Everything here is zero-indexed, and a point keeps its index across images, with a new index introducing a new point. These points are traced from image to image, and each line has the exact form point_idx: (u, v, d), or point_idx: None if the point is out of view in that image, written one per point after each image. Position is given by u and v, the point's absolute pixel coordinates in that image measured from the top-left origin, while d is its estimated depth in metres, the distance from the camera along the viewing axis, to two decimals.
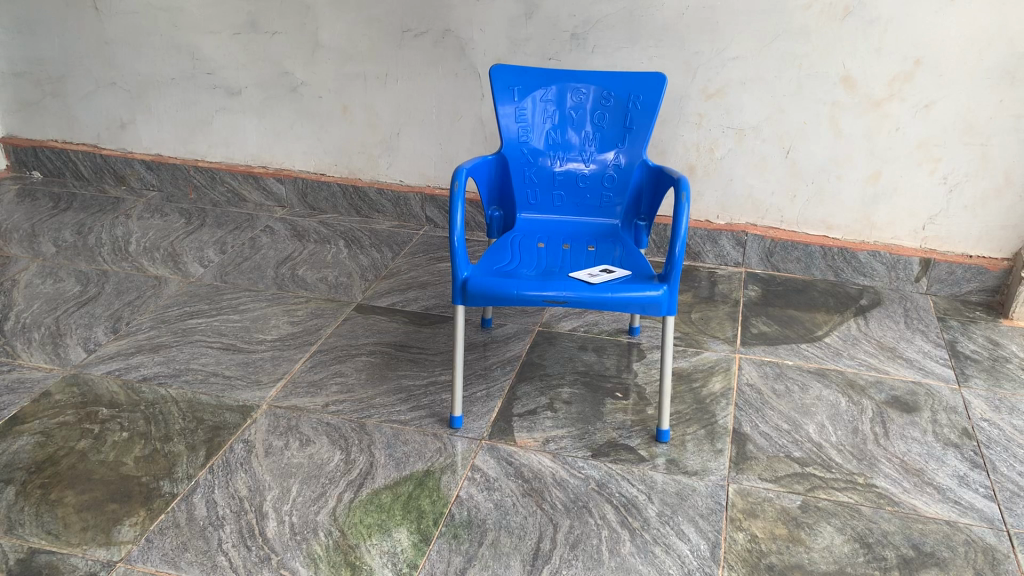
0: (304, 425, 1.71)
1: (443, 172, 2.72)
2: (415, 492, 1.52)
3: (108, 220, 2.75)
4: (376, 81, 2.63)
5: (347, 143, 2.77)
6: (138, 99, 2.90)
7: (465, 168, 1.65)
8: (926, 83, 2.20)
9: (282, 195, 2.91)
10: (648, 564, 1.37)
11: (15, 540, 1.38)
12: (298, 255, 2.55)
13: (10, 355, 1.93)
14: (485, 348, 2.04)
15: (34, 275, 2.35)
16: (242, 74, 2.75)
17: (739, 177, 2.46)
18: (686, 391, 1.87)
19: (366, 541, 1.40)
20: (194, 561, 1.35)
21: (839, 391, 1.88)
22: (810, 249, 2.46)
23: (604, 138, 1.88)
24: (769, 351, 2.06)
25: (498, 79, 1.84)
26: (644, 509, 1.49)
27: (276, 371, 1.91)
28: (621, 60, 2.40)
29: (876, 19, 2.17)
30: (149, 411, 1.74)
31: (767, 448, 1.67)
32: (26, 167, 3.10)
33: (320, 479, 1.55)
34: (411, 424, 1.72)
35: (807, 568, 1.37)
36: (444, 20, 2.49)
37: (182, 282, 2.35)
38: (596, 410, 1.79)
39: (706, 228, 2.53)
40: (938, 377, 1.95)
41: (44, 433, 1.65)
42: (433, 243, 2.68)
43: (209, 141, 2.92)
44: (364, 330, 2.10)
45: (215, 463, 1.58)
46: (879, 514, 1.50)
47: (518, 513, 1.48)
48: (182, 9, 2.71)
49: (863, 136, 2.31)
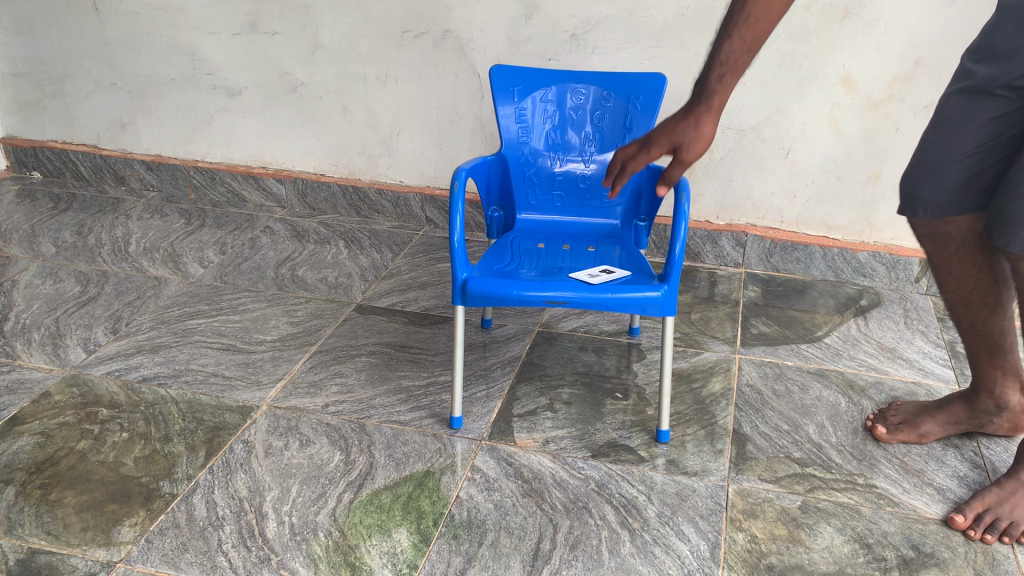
0: (304, 425, 1.71)
1: (442, 173, 2.72)
2: (416, 492, 1.52)
3: (107, 220, 2.76)
4: (377, 81, 2.63)
5: (347, 142, 2.77)
6: (138, 99, 2.90)
7: (465, 168, 1.65)
8: (926, 84, 2.20)
9: (282, 195, 2.91)
10: (648, 564, 1.37)
11: (15, 540, 1.38)
12: (298, 255, 2.55)
13: (10, 355, 1.93)
14: (486, 348, 2.04)
15: (34, 275, 2.35)
16: (243, 75, 2.75)
17: (739, 177, 2.46)
18: (686, 391, 1.87)
19: (366, 542, 1.40)
20: (194, 561, 1.35)
21: (839, 391, 1.88)
22: (811, 249, 2.47)
23: (604, 138, 1.88)
24: (769, 351, 2.06)
25: (497, 80, 1.84)
26: (643, 509, 1.49)
27: (277, 371, 1.91)
28: (620, 60, 2.40)
29: (875, 20, 2.17)
30: (149, 411, 1.74)
31: (767, 448, 1.67)
32: (26, 167, 3.11)
33: (320, 479, 1.55)
34: (411, 424, 1.72)
35: (807, 568, 1.37)
36: (444, 20, 2.49)
37: (182, 282, 2.35)
38: (596, 410, 1.79)
39: (706, 228, 2.53)
40: (937, 377, 1.95)
41: (43, 433, 1.65)
42: (433, 243, 2.68)
43: (208, 141, 2.92)
44: (363, 330, 2.11)
45: (215, 463, 1.58)
46: (880, 514, 1.50)
47: (518, 512, 1.48)
48: (182, 9, 2.70)
49: (862, 136, 2.31)
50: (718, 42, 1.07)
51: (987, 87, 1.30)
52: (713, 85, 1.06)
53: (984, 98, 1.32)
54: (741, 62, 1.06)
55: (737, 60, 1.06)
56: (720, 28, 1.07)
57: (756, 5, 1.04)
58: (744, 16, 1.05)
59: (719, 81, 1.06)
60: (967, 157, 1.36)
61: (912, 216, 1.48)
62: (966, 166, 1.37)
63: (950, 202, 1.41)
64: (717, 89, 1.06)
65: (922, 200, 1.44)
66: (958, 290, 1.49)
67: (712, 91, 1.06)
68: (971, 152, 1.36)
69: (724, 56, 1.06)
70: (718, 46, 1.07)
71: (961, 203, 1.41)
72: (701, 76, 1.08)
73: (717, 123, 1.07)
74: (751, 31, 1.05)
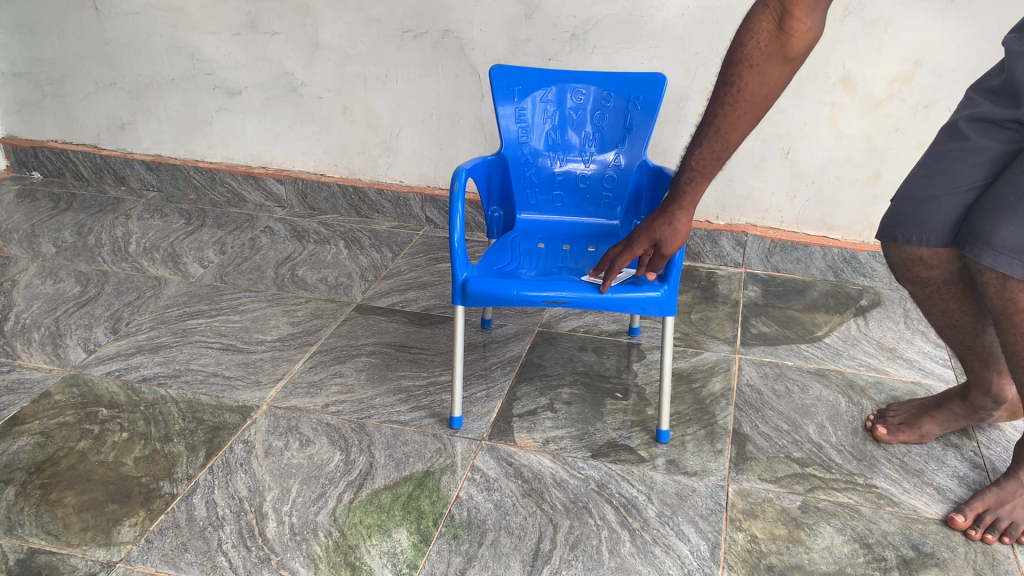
0: (304, 425, 1.71)
1: (442, 172, 2.72)
2: (416, 492, 1.52)
3: (107, 220, 2.76)
4: (377, 81, 2.63)
5: (346, 142, 2.77)
6: (138, 99, 2.90)
7: (465, 168, 1.64)
8: (926, 84, 2.20)
9: (282, 195, 2.91)
10: (648, 564, 1.37)
11: (15, 540, 1.38)
12: (298, 255, 2.55)
13: (10, 355, 1.93)
14: (486, 348, 2.04)
15: (34, 275, 2.35)
16: (243, 74, 2.75)
17: (739, 177, 2.46)
18: (686, 391, 1.87)
19: (366, 542, 1.40)
20: (194, 561, 1.35)
21: (839, 391, 1.88)
22: (811, 249, 2.47)
23: (604, 138, 1.88)
24: (769, 351, 2.06)
25: (497, 80, 1.83)
26: (643, 509, 1.49)
27: (277, 372, 1.91)
28: (620, 60, 2.41)
29: (876, 19, 2.16)
30: (149, 411, 1.74)
31: (767, 448, 1.67)
32: (26, 167, 3.11)
33: (320, 479, 1.55)
34: (411, 424, 1.72)
35: (807, 568, 1.37)
36: (444, 20, 2.48)
37: (182, 282, 2.35)
38: (596, 410, 1.79)
39: (706, 228, 2.53)
40: (937, 377, 1.95)
41: (43, 433, 1.65)
42: (433, 243, 2.68)
43: (208, 141, 2.92)
44: (364, 330, 2.10)
45: (215, 463, 1.58)
46: (880, 514, 1.50)
47: (518, 512, 1.48)
48: (182, 9, 2.70)
49: (862, 136, 2.31)
50: (691, 149, 1.28)
51: (997, 118, 1.24)
52: (682, 189, 1.29)
53: (994, 130, 1.26)
54: (709, 167, 1.27)
55: (706, 166, 1.27)
56: (694, 135, 1.28)
57: (723, 121, 1.23)
58: (713, 128, 1.24)
59: (690, 183, 1.29)
60: (969, 190, 1.30)
61: (894, 241, 1.41)
62: (965, 200, 1.31)
63: (941, 234, 1.35)
64: (688, 190, 1.29)
65: (913, 228, 1.37)
66: (945, 318, 1.49)
67: (683, 194, 1.29)
68: (971, 185, 1.30)
69: (693, 163, 1.28)
70: (689, 152, 1.28)
71: (952, 236, 1.34)
72: (675, 179, 1.30)
73: (689, 220, 1.32)
74: (717, 141, 1.25)
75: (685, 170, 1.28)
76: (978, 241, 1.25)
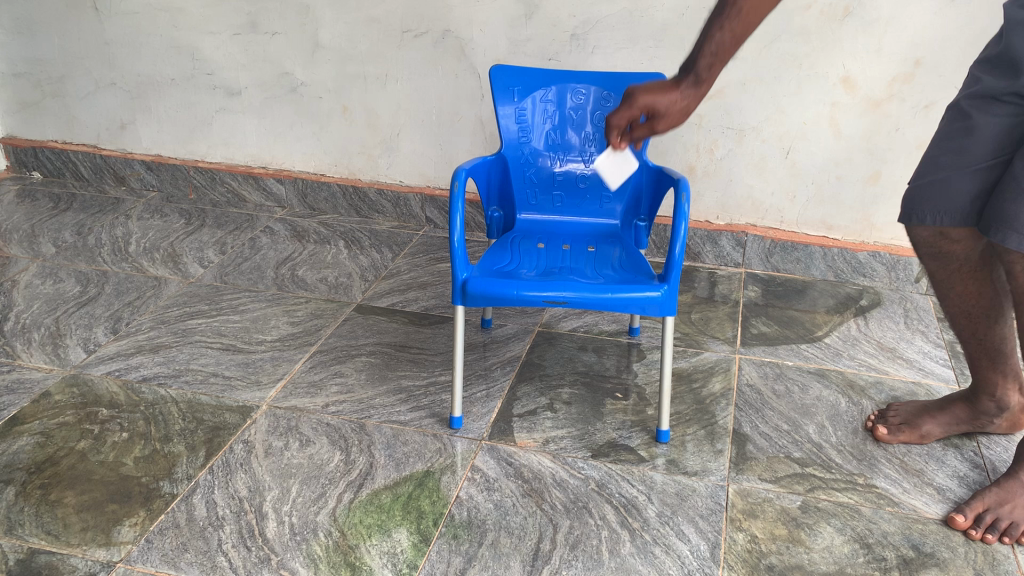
0: (304, 425, 1.71)
1: (442, 172, 2.72)
2: (416, 492, 1.52)
3: (107, 220, 2.76)
4: (377, 81, 2.63)
5: (347, 142, 2.77)
6: (138, 99, 2.90)
7: (465, 168, 1.64)
8: (926, 84, 2.20)
9: (282, 195, 2.92)
10: (648, 564, 1.37)
11: (15, 540, 1.38)
12: (298, 256, 2.55)
13: (10, 355, 1.93)
14: (485, 348, 2.04)
15: (34, 275, 2.35)
16: (243, 74, 2.75)
17: (739, 177, 2.46)
18: (686, 391, 1.87)
19: (366, 542, 1.40)
20: (194, 561, 1.35)
21: (839, 391, 1.88)
22: (811, 249, 2.47)
23: (604, 138, 1.88)
24: (769, 351, 2.06)
25: (497, 79, 1.83)
26: (643, 509, 1.49)
27: (277, 372, 1.90)
28: (621, 60, 2.40)
29: (876, 19, 2.16)
30: (149, 411, 1.74)
31: (767, 448, 1.67)
32: (26, 167, 3.11)
33: (320, 479, 1.55)
34: (411, 424, 1.72)
35: (807, 568, 1.37)
36: (444, 20, 2.48)
37: (182, 282, 2.35)
38: (596, 410, 1.79)
39: (706, 228, 2.53)
40: (937, 377, 1.95)
41: (44, 433, 1.65)
42: (433, 243, 2.68)
43: (208, 141, 2.92)
44: (363, 330, 2.10)
45: (215, 463, 1.58)
46: (880, 514, 1.50)
47: (518, 512, 1.48)
48: (182, 9, 2.70)
49: (861, 136, 2.31)
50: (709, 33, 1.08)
51: (1002, 95, 1.26)
52: (706, 73, 1.07)
53: (996, 105, 1.28)
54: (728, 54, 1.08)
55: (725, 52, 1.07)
56: (711, 17, 1.08)
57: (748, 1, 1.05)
58: (735, 9, 1.06)
59: (708, 70, 1.07)
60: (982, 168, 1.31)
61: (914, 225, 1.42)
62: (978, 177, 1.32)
63: (958, 215, 1.36)
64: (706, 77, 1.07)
65: (930, 209, 1.39)
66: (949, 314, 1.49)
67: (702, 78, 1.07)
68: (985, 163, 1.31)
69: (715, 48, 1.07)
70: (706, 36, 1.08)
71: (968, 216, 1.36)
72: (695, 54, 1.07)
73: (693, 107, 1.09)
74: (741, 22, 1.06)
75: (705, 54, 1.07)
76: (1001, 223, 1.25)
